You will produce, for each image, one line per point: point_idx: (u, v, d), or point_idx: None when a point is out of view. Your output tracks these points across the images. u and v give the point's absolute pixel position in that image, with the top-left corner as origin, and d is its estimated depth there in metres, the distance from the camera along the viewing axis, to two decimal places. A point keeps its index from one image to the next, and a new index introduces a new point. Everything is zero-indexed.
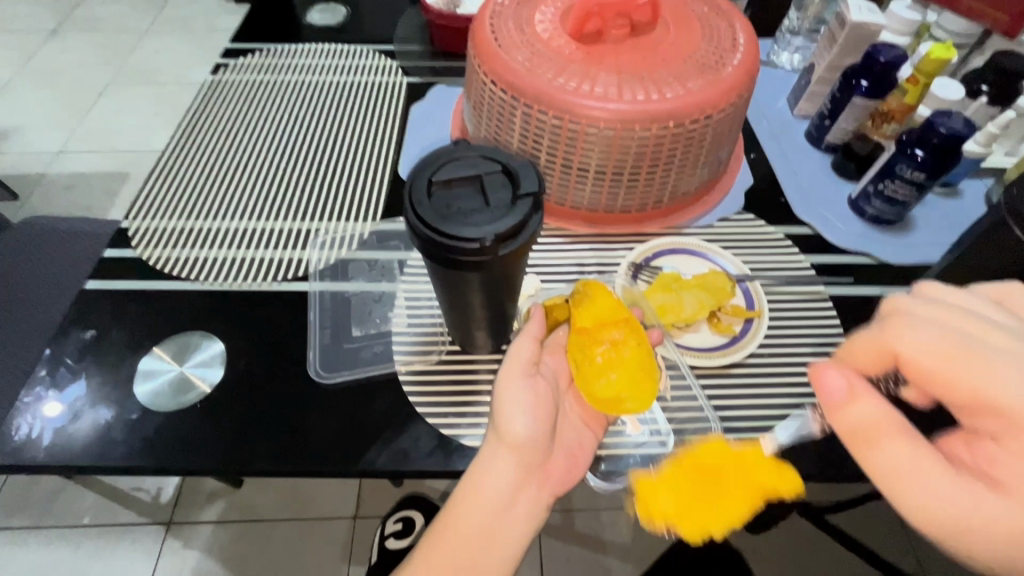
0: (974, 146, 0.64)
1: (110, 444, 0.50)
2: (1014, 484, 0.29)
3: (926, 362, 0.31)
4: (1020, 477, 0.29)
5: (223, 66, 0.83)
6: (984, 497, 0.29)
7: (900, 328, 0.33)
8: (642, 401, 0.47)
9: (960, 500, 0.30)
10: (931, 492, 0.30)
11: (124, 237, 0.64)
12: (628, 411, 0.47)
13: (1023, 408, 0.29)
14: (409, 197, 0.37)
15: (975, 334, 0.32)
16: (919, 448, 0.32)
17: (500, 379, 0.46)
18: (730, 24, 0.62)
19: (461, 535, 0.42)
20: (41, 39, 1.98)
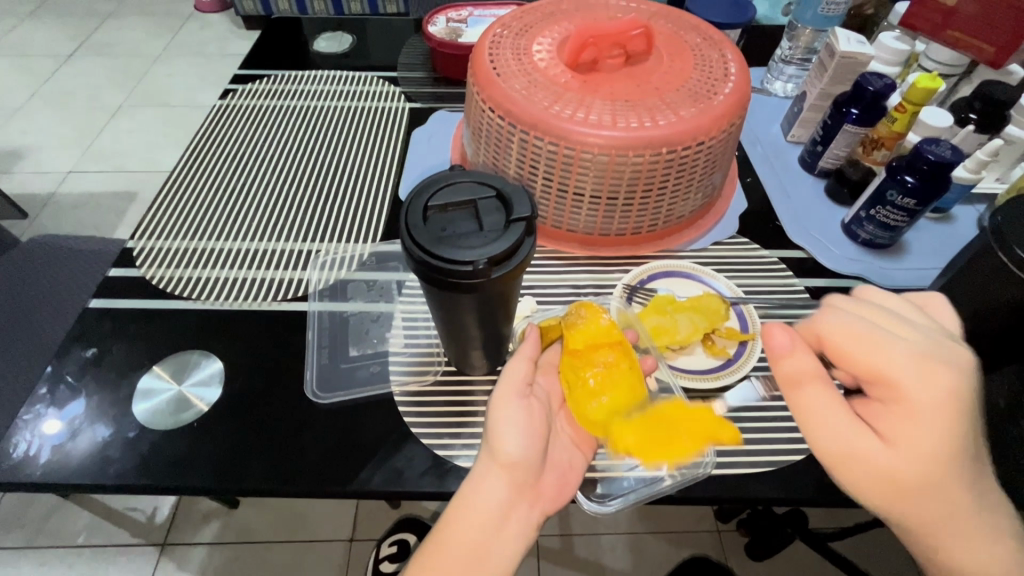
0: (964, 172, 0.65)
1: (106, 462, 0.50)
2: (902, 438, 0.36)
3: (853, 347, 0.38)
4: (892, 425, 0.37)
5: (232, 91, 0.86)
6: (865, 437, 0.37)
7: (825, 313, 0.40)
8: (643, 438, 0.47)
9: (850, 437, 0.37)
10: (831, 430, 0.38)
11: (128, 256, 0.65)
12: (628, 447, 0.47)
13: (905, 379, 0.36)
14: (405, 221, 0.38)
15: (887, 326, 0.39)
16: (838, 400, 0.38)
17: (494, 397, 0.46)
18: (721, 54, 0.64)
19: (452, 554, 0.42)
20: (57, 63, 2.04)
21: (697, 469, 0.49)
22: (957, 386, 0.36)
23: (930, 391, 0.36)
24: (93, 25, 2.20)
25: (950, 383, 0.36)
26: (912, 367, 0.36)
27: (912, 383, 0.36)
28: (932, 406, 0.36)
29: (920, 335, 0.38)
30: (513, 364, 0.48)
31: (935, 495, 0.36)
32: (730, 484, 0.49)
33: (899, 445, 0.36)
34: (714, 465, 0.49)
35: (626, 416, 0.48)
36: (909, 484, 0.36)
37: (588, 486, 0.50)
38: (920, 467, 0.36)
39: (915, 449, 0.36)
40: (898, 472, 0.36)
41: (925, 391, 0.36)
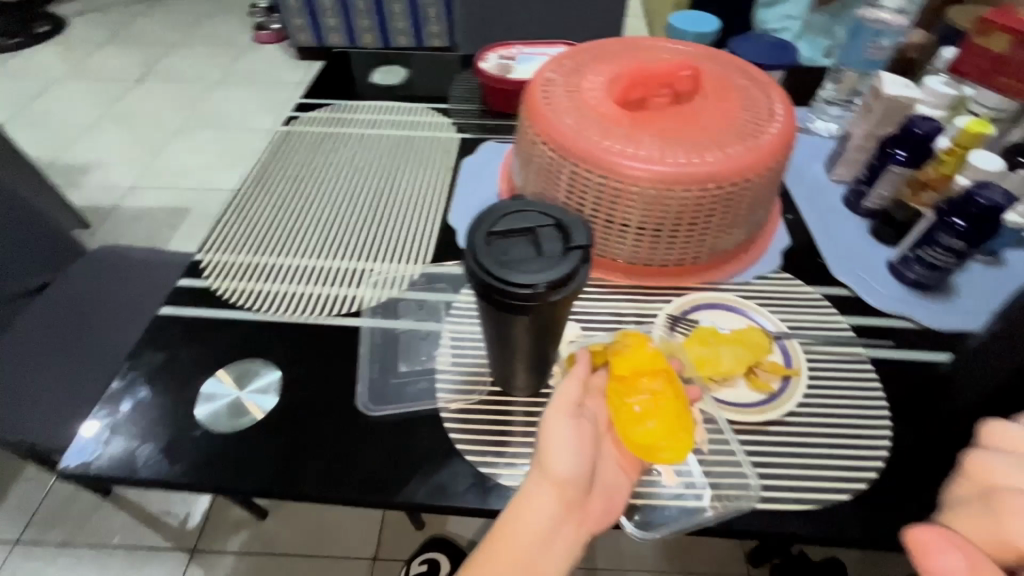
0: (1016, 217, 0.65)
1: (170, 460, 0.53)
2: None
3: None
4: None
5: (295, 118, 0.92)
6: None
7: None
8: (677, 451, 0.48)
9: None
10: None
11: (197, 268, 0.70)
12: (663, 460, 0.48)
13: None
14: (469, 245, 0.41)
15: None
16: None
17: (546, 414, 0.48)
18: (767, 95, 0.66)
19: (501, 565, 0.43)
20: (127, 88, 2.20)
21: (739, 501, 0.49)
22: None
23: None
24: (161, 54, 2.37)
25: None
26: None
27: None
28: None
29: None
30: (566, 383, 0.49)
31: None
32: (774, 520, 0.49)
33: None
34: (759, 498, 0.50)
35: (672, 440, 0.48)
36: None
37: (629, 511, 0.50)
38: None
39: None
40: None
41: None
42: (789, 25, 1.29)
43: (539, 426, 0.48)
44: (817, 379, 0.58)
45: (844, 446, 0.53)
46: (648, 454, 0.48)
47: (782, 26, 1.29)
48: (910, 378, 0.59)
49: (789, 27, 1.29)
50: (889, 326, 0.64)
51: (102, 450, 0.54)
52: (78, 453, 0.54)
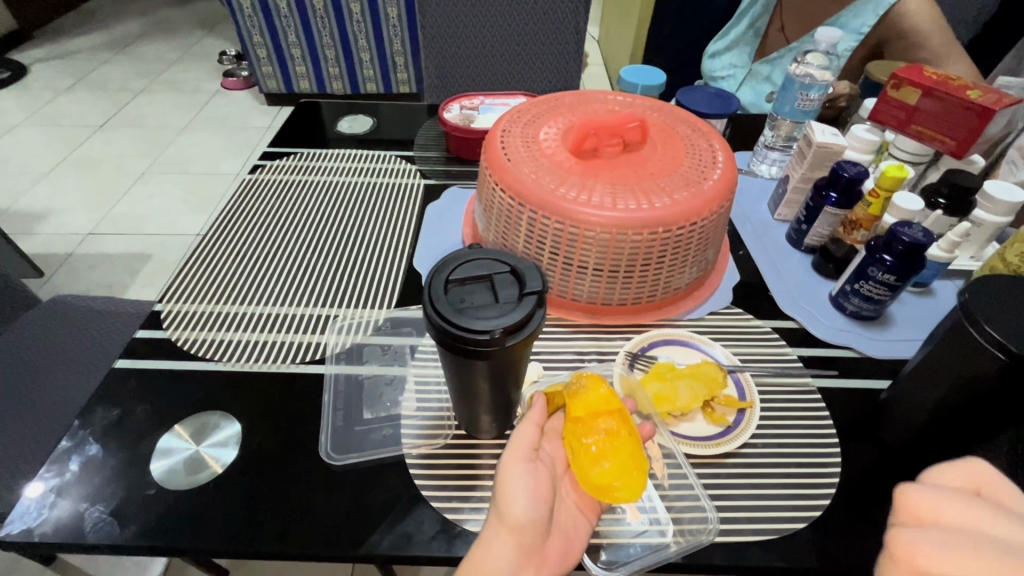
0: (938, 251, 0.70)
1: (121, 521, 0.51)
2: None
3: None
4: None
5: (261, 167, 0.93)
6: None
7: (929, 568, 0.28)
8: (631, 491, 0.49)
9: None
10: None
11: (157, 318, 0.69)
12: (618, 499, 0.49)
13: None
14: (427, 293, 0.43)
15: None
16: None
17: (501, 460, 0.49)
18: (709, 143, 0.72)
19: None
20: (89, 134, 2.18)
21: (700, 534, 0.50)
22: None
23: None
24: (126, 100, 2.37)
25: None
26: None
27: None
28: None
29: None
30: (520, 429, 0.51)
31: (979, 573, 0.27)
32: (735, 552, 0.50)
33: None
34: (717, 532, 0.50)
35: (626, 480, 0.49)
36: None
37: (594, 552, 0.50)
38: None
39: None
40: None
41: None
42: (736, 73, 1.36)
43: (496, 474, 0.49)
44: (769, 410, 0.61)
45: (798, 474, 0.55)
46: (604, 494, 0.49)
47: (727, 75, 1.36)
48: (855, 406, 0.62)
49: (735, 76, 1.36)
50: (834, 357, 0.67)
51: (45, 513, 0.51)
52: (23, 516, 0.51)
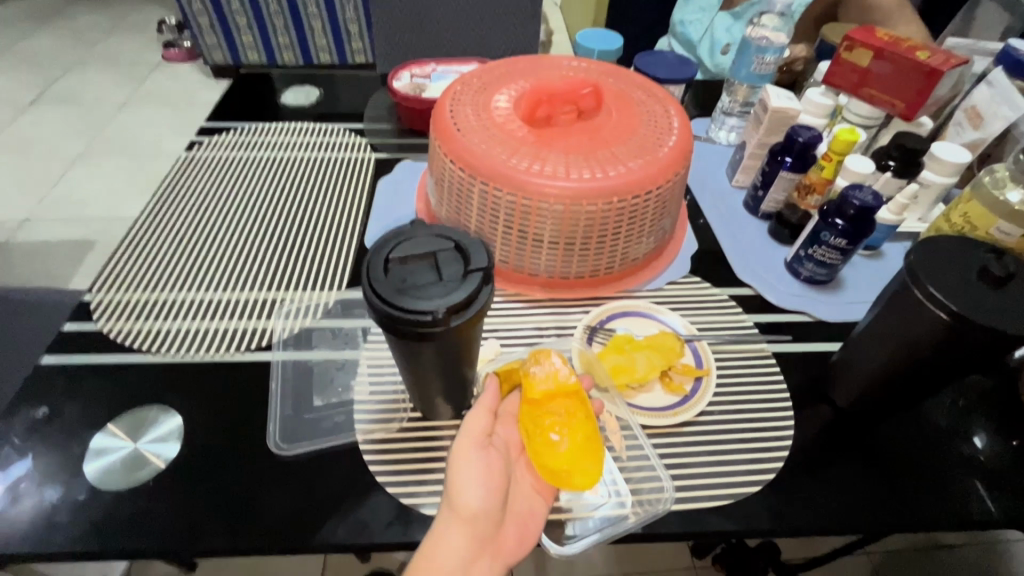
0: (887, 214, 0.71)
1: (53, 527, 0.48)
2: None
3: None
4: None
5: (198, 143, 0.87)
6: None
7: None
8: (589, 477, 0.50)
9: None
10: None
11: (85, 309, 0.64)
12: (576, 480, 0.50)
13: None
14: (367, 273, 0.40)
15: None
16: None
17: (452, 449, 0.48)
18: (665, 109, 0.70)
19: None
20: (17, 112, 2.01)
21: (656, 504, 0.50)
22: None
23: None
24: (56, 75, 2.19)
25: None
26: None
27: None
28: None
29: None
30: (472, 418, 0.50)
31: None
32: (691, 519, 0.51)
33: None
34: (673, 501, 0.51)
35: (582, 465, 0.50)
36: None
37: (555, 528, 0.50)
38: None
39: None
40: None
41: None
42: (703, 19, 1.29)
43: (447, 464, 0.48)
44: (725, 377, 0.62)
45: (753, 439, 0.56)
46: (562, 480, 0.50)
47: (693, 19, 1.29)
48: (809, 369, 0.63)
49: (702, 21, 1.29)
50: (789, 322, 0.68)
51: None
52: None
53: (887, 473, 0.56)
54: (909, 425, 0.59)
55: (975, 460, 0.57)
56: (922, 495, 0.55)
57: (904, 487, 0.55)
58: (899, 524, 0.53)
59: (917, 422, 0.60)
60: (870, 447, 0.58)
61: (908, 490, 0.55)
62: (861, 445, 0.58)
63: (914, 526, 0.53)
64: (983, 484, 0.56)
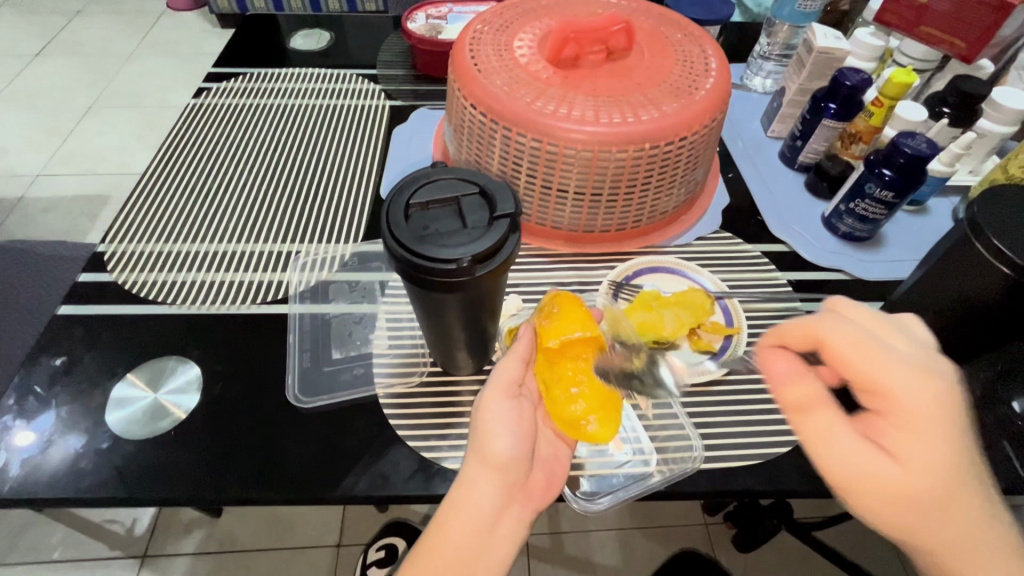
0: (938, 165, 0.66)
1: (78, 474, 0.48)
2: (912, 454, 0.35)
3: (880, 373, 0.36)
4: (915, 452, 0.35)
5: (205, 90, 0.83)
6: (880, 460, 0.36)
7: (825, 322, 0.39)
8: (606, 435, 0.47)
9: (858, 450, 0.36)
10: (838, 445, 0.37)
11: (99, 260, 0.63)
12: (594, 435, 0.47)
13: (903, 394, 0.35)
14: (386, 220, 0.38)
15: (877, 332, 0.39)
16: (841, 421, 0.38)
17: (480, 396, 0.47)
18: (702, 49, 0.64)
19: (444, 559, 0.41)
20: (24, 62, 1.96)
21: (684, 463, 0.50)
22: (948, 395, 0.36)
23: (925, 401, 0.35)
24: (61, 24, 2.12)
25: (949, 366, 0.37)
26: (907, 377, 0.35)
27: (908, 393, 0.35)
28: (933, 414, 0.35)
29: (912, 373, 0.36)
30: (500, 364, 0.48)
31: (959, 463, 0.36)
32: (718, 478, 0.50)
33: (917, 469, 0.35)
34: (702, 459, 0.50)
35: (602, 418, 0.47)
36: (917, 497, 0.35)
37: (574, 482, 0.50)
38: (928, 486, 0.35)
39: (933, 468, 0.35)
40: (924, 481, 0.35)
41: (918, 400, 0.35)
42: None
43: (475, 409, 0.46)
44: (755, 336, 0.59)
45: None
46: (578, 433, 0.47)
47: None
48: None
49: None
50: (824, 281, 0.65)
51: None
52: None
53: None
54: None
55: None
56: None
57: None
58: None
59: None
60: None
61: None
62: None
63: None
64: None
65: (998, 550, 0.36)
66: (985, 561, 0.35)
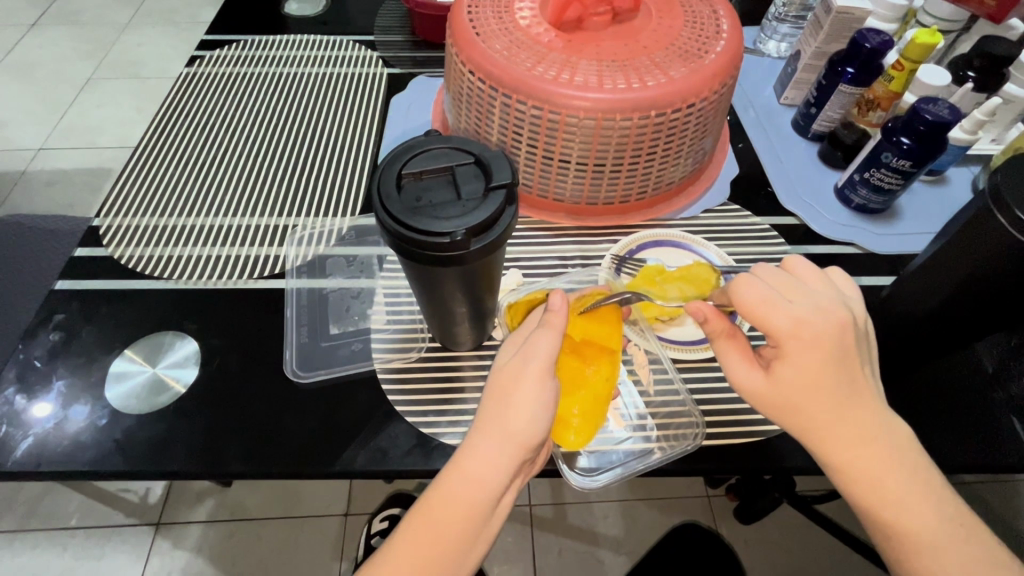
0: (960, 133, 0.63)
1: (80, 447, 0.49)
2: (792, 383, 0.41)
3: (769, 320, 0.40)
4: (796, 380, 0.41)
5: (199, 58, 0.81)
6: (765, 381, 0.42)
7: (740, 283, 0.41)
8: (585, 434, 0.49)
9: (753, 377, 0.43)
10: (739, 373, 0.44)
11: (95, 234, 0.62)
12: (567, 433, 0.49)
13: (789, 338, 0.40)
14: (377, 192, 0.36)
15: (783, 290, 0.41)
16: (745, 347, 0.44)
17: (503, 366, 0.44)
18: (713, 10, 0.61)
19: (446, 520, 0.41)
20: (21, 32, 1.91)
21: (685, 440, 0.49)
22: (831, 339, 0.40)
23: (812, 343, 0.40)
24: None
25: (845, 318, 0.41)
26: (788, 325, 0.40)
27: (793, 338, 0.40)
28: (812, 366, 0.40)
29: (803, 322, 0.40)
30: (537, 341, 0.43)
31: (833, 396, 0.41)
32: (719, 455, 0.49)
33: (791, 392, 0.41)
34: (704, 435, 0.50)
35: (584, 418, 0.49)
36: (795, 405, 0.41)
37: (575, 461, 0.50)
38: (807, 398, 0.41)
39: (801, 390, 0.41)
40: (801, 399, 0.41)
41: (800, 344, 0.40)
42: None
43: (492, 381, 0.44)
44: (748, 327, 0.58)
45: None
46: (563, 432, 0.49)
47: None
48: None
49: None
50: (834, 255, 0.63)
51: None
52: None
53: (921, 412, 0.53)
54: (954, 364, 0.56)
55: (1020, 401, 0.54)
56: (954, 434, 0.52)
57: (942, 428, 0.53)
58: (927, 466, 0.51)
59: (959, 362, 0.56)
60: (905, 387, 0.55)
61: (941, 428, 0.53)
62: (898, 385, 0.55)
63: (944, 467, 0.51)
64: (1021, 420, 0.53)
65: (870, 433, 0.41)
66: (855, 444, 0.41)
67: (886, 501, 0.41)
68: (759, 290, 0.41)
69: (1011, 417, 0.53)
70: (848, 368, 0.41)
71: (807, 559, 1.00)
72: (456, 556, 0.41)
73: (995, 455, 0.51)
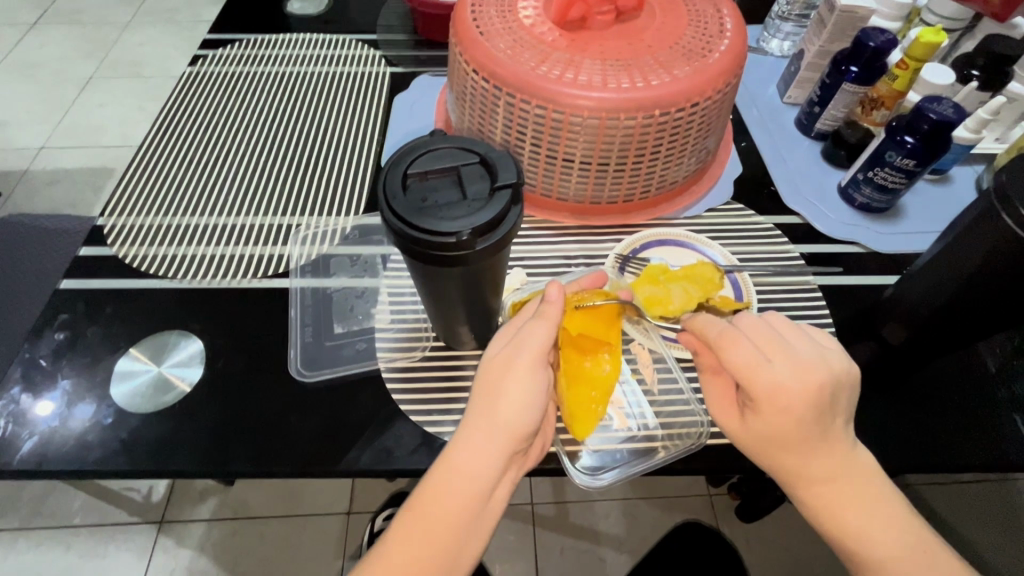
0: (964, 132, 0.63)
1: (85, 446, 0.49)
2: (765, 429, 0.42)
3: (751, 381, 0.41)
4: (768, 429, 0.42)
5: (202, 57, 0.81)
6: (740, 420, 0.45)
7: (728, 343, 0.42)
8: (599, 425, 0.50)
9: (730, 415, 0.46)
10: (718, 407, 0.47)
11: (99, 233, 0.62)
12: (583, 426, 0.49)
13: (767, 402, 0.40)
14: (383, 192, 0.36)
15: (770, 351, 0.41)
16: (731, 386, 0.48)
17: (493, 357, 0.44)
18: (717, 9, 0.61)
19: (432, 525, 0.41)
20: (22, 32, 1.91)
21: (689, 440, 0.50)
22: (810, 403, 0.40)
23: (789, 408, 0.40)
24: None
25: (828, 385, 0.40)
26: (769, 390, 0.40)
27: (772, 400, 0.40)
28: (786, 424, 0.41)
29: (783, 390, 0.40)
30: (528, 335, 0.43)
31: (803, 448, 0.41)
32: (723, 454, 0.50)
33: (761, 431, 0.42)
34: (708, 435, 0.50)
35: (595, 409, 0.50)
36: (764, 439, 0.42)
37: (578, 459, 0.50)
38: (776, 443, 0.42)
39: (770, 431, 0.42)
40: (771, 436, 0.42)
41: (778, 406, 0.40)
42: None
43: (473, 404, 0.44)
44: None
45: None
46: (578, 427, 0.49)
47: None
48: (854, 305, 0.60)
49: None
50: (838, 254, 0.63)
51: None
52: None
53: (924, 412, 0.53)
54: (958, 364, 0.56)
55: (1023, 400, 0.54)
56: (958, 434, 0.52)
57: (945, 426, 0.53)
58: (929, 464, 0.51)
59: (962, 361, 0.56)
60: (909, 387, 0.55)
61: (943, 427, 0.53)
62: (900, 385, 0.55)
63: (947, 467, 0.51)
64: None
65: (837, 465, 0.42)
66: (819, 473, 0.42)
67: (849, 530, 0.41)
68: (744, 355, 0.41)
69: (1015, 416, 0.53)
70: (824, 426, 0.41)
71: (809, 558, 1.01)
72: (451, 555, 0.41)
73: (998, 454, 0.51)
